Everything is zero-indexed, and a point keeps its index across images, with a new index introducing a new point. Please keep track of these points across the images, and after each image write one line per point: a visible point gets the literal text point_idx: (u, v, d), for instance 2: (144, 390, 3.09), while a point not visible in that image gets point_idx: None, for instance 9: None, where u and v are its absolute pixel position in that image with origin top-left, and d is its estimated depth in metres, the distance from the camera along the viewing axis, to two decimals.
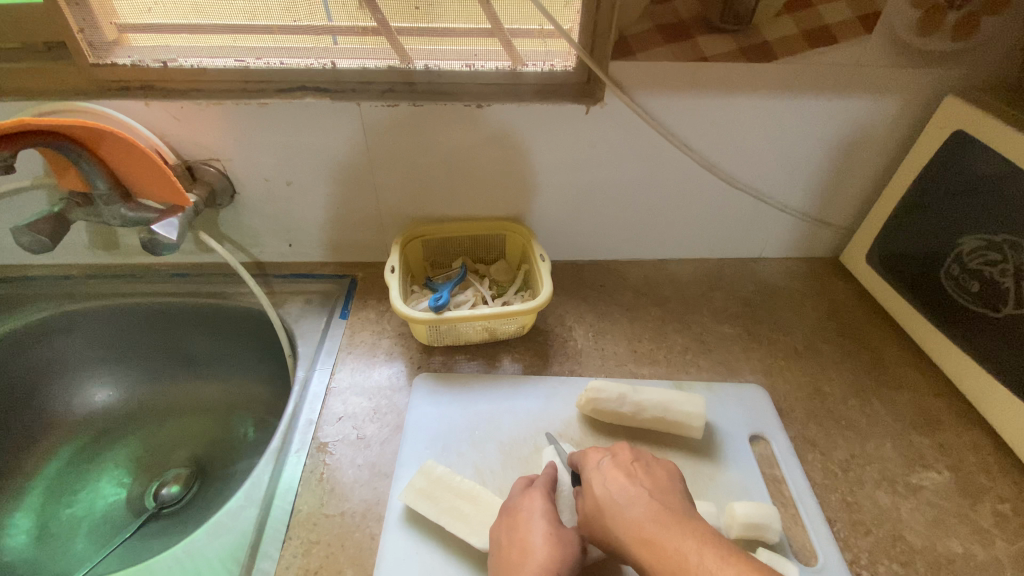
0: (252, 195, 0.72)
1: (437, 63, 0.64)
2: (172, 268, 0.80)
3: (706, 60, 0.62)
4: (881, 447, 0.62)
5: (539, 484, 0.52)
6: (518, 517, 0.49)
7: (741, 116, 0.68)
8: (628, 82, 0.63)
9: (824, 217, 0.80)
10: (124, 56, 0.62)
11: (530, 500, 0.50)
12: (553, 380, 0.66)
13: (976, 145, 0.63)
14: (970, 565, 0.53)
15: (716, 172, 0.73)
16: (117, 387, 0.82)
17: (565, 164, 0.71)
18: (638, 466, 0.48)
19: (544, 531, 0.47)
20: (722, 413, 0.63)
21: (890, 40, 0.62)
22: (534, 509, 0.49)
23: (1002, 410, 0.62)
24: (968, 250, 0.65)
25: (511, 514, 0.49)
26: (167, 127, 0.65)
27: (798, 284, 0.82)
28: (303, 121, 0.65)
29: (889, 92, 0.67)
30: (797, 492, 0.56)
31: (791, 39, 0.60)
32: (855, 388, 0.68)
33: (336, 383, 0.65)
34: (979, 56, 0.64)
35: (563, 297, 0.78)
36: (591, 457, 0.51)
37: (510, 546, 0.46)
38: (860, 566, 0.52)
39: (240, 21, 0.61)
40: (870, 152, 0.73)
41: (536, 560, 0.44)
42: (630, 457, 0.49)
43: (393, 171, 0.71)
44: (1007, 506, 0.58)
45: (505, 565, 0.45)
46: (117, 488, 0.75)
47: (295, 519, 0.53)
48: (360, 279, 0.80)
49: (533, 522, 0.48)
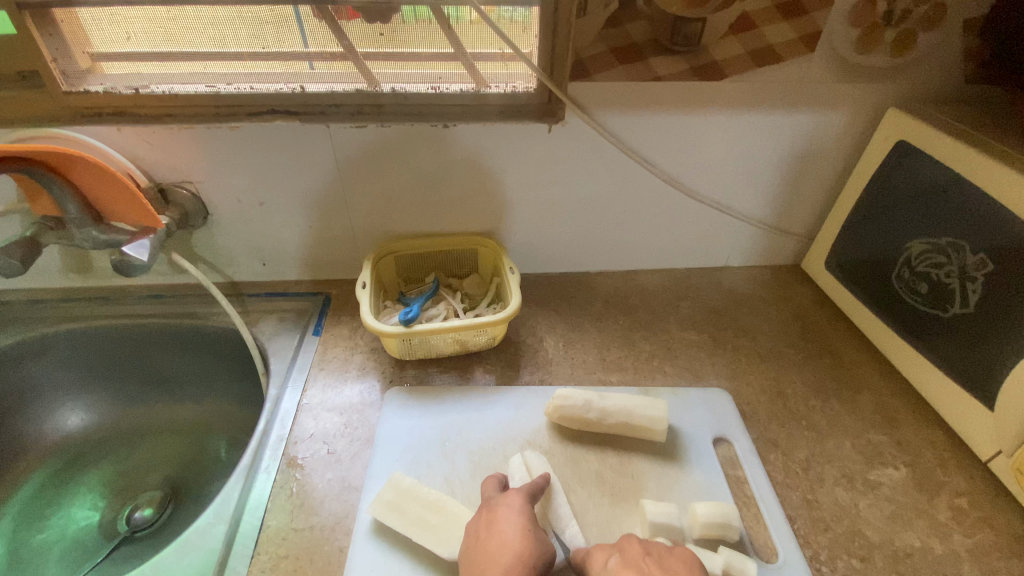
0: (225, 215, 0.74)
1: (403, 87, 0.66)
2: (146, 289, 0.80)
3: (661, 80, 0.65)
4: (840, 445, 0.64)
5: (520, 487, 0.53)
6: (497, 511, 0.50)
7: (698, 132, 0.71)
8: (587, 101, 0.66)
9: (783, 225, 0.84)
10: (98, 83, 0.63)
11: (510, 498, 0.51)
12: (524, 390, 0.67)
13: (918, 155, 0.66)
14: (928, 558, 0.54)
15: (676, 185, 0.76)
16: (91, 411, 0.81)
17: (533, 182, 0.74)
18: (651, 562, 0.43)
19: (520, 523, 0.48)
20: (688, 416, 0.64)
21: (832, 57, 0.66)
22: (514, 506, 0.50)
23: (956, 407, 0.64)
24: (916, 253, 0.68)
25: (491, 508, 0.50)
26: (140, 151, 0.67)
27: (761, 290, 0.85)
28: (275, 144, 0.67)
29: (835, 105, 0.70)
30: (758, 491, 0.58)
31: (739, 58, 0.64)
32: (816, 389, 0.70)
33: (307, 400, 0.66)
34: (916, 71, 0.68)
35: (534, 308, 0.80)
36: (598, 554, 0.47)
37: (488, 537, 0.47)
38: (820, 562, 0.53)
39: (207, 49, 0.63)
40: (822, 162, 0.77)
41: (514, 550, 0.46)
42: (640, 552, 0.45)
43: (365, 191, 0.73)
44: (963, 500, 0.60)
45: (482, 556, 0.46)
46: (90, 512, 0.74)
47: (263, 534, 0.54)
48: (334, 296, 0.81)
49: (510, 514, 0.49)
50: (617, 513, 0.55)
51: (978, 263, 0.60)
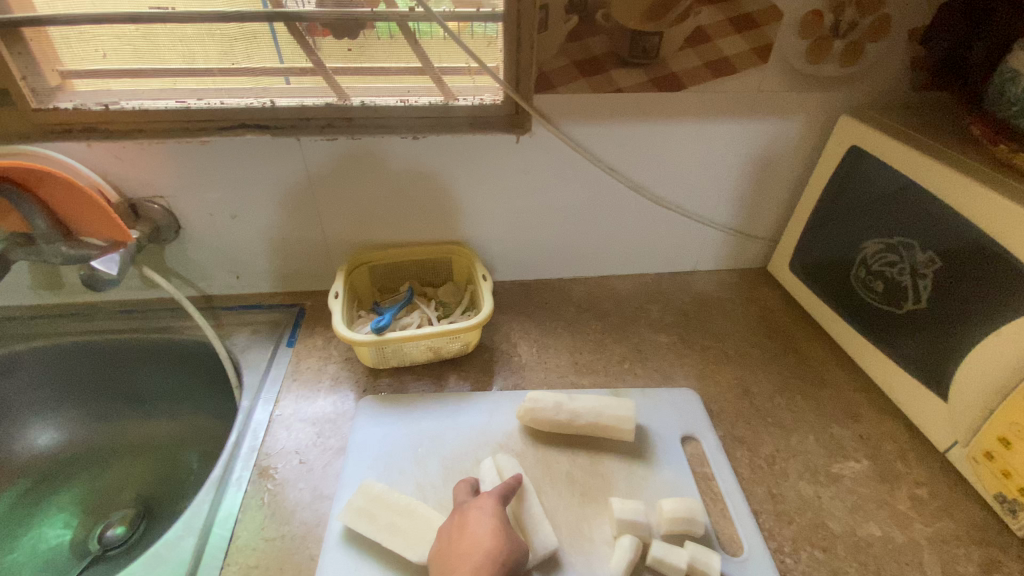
0: (197, 229, 0.74)
1: (373, 100, 0.68)
2: (118, 305, 0.80)
3: (622, 91, 0.68)
4: (804, 440, 0.65)
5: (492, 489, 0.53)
6: (469, 515, 0.50)
7: (661, 141, 0.74)
8: (553, 113, 0.69)
9: (748, 229, 0.86)
10: (67, 100, 0.64)
11: (482, 501, 0.51)
12: (496, 395, 0.68)
13: (869, 159, 0.69)
14: (888, 547, 0.56)
15: (643, 192, 0.79)
16: (62, 429, 0.80)
17: (502, 192, 0.76)
18: None
19: (493, 526, 0.49)
20: (656, 416, 0.66)
21: (784, 68, 0.69)
22: (485, 508, 0.51)
23: (914, 400, 0.66)
24: (871, 253, 0.71)
25: (463, 512, 0.51)
26: (109, 166, 0.67)
27: (730, 293, 0.87)
28: (245, 157, 0.68)
29: (790, 113, 0.74)
30: (725, 487, 0.59)
31: (697, 70, 0.67)
32: (781, 387, 0.72)
33: (279, 411, 0.66)
34: (864, 79, 0.71)
35: (508, 315, 0.81)
36: None
37: (460, 539, 0.48)
38: (784, 554, 0.54)
39: (179, 65, 0.64)
40: (782, 168, 0.80)
41: (483, 550, 0.46)
42: None
43: (338, 202, 0.74)
44: (923, 489, 0.62)
45: (454, 559, 0.47)
46: (61, 531, 0.73)
47: (233, 546, 0.54)
48: (308, 307, 0.81)
49: (482, 518, 0.49)
50: (586, 513, 0.56)
51: (927, 261, 0.63)
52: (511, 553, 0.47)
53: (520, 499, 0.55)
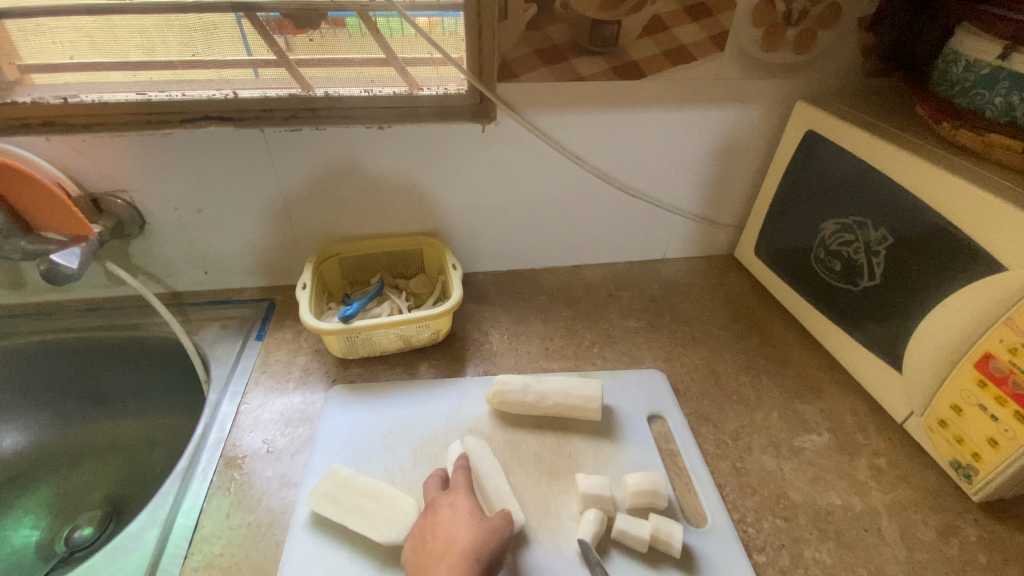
0: (162, 223, 0.74)
1: (336, 90, 0.68)
2: (82, 303, 0.78)
3: (583, 79, 0.69)
4: (768, 416, 0.67)
5: (461, 483, 0.53)
6: (442, 512, 0.50)
7: (625, 129, 0.75)
8: (517, 102, 0.70)
9: (714, 216, 0.88)
10: (25, 95, 0.64)
11: (453, 498, 0.51)
12: (466, 381, 0.68)
13: (823, 143, 0.71)
14: (848, 515, 0.57)
15: (609, 180, 0.80)
16: (27, 431, 0.79)
17: (470, 182, 0.77)
18: None
19: (468, 523, 0.48)
20: (623, 397, 0.67)
21: (740, 55, 0.71)
22: (456, 505, 0.50)
23: (873, 374, 0.68)
24: (828, 234, 0.72)
25: (436, 509, 0.51)
26: (69, 161, 0.66)
27: (698, 278, 0.89)
28: (209, 150, 0.68)
29: (748, 100, 0.76)
30: (690, 463, 0.60)
31: (655, 58, 0.68)
32: (747, 366, 0.74)
33: (247, 403, 0.66)
34: (818, 66, 0.74)
35: (480, 305, 0.82)
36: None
37: (433, 538, 0.48)
38: (746, 524, 0.56)
39: (139, 57, 0.64)
40: (743, 155, 0.82)
41: (456, 546, 0.46)
42: None
43: (305, 194, 0.74)
44: (882, 459, 0.63)
45: (427, 558, 0.47)
46: (27, 532, 0.72)
47: (197, 535, 0.53)
48: (279, 301, 0.81)
49: (455, 515, 0.49)
50: (553, 491, 0.57)
51: (879, 238, 0.65)
52: (486, 543, 0.47)
53: (487, 481, 0.55)
